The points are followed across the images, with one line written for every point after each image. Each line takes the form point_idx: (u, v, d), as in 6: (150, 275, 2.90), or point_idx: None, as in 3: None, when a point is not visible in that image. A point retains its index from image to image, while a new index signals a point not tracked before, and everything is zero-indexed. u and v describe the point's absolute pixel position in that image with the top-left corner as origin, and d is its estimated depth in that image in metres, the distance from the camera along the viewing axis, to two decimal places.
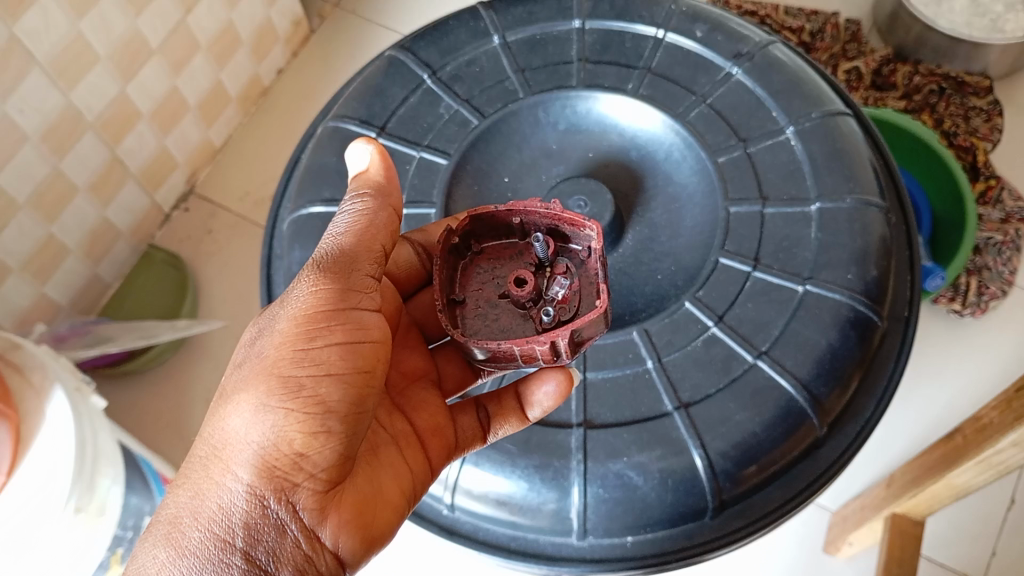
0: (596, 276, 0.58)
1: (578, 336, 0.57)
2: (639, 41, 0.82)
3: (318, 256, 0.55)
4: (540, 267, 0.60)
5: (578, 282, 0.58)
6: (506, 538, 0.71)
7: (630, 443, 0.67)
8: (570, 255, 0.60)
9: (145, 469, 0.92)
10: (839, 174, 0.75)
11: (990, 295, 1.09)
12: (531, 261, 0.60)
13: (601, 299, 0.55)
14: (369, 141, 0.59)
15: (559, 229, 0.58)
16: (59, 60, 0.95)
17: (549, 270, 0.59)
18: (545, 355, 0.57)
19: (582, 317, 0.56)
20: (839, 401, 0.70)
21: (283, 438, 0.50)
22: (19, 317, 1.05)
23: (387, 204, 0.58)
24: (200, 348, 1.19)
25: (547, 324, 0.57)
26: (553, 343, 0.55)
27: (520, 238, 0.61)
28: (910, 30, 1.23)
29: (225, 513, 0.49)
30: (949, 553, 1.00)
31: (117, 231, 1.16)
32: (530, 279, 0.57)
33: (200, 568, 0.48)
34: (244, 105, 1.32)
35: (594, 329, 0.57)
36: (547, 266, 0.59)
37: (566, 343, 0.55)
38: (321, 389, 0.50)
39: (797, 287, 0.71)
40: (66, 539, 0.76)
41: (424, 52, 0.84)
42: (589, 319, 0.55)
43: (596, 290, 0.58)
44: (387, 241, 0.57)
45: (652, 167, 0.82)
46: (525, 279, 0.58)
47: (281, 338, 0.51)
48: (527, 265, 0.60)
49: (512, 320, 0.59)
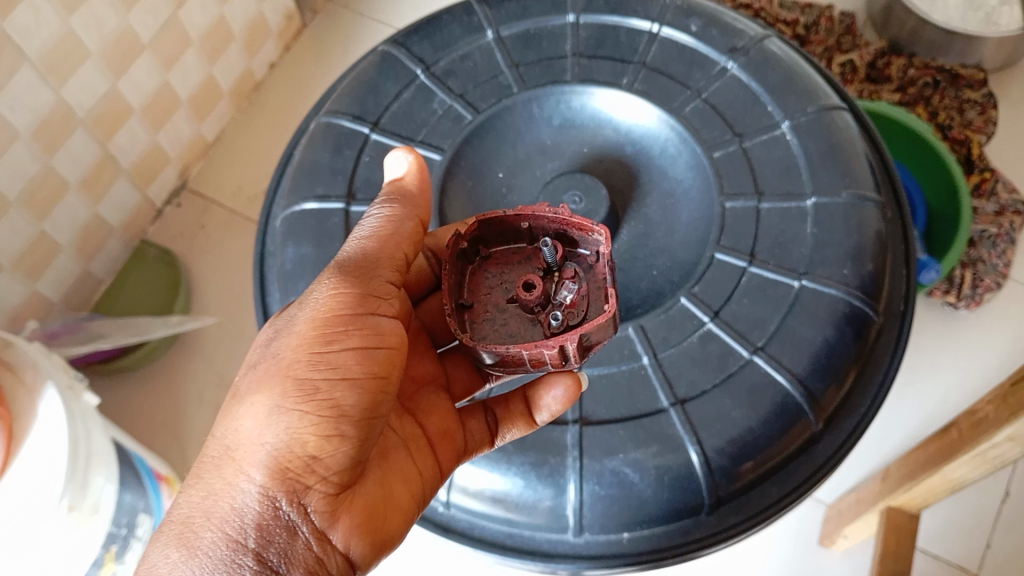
0: (605, 281, 0.58)
1: (587, 340, 0.56)
2: (633, 35, 0.82)
3: (340, 261, 0.55)
4: (548, 272, 0.59)
5: (590, 285, 0.58)
6: (503, 535, 0.70)
7: (626, 441, 0.67)
8: (578, 259, 0.59)
9: (140, 467, 0.94)
10: (834, 170, 0.74)
11: (985, 287, 1.09)
12: (540, 266, 0.59)
13: (609, 304, 0.55)
14: (409, 150, 0.60)
15: (566, 234, 0.58)
16: (49, 57, 0.94)
17: (558, 274, 0.58)
18: (553, 359, 0.56)
19: (590, 321, 0.55)
20: (835, 397, 0.70)
21: (300, 440, 0.49)
22: (11, 315, 1.04)
23: (414, 213, 0.58)
24: (193, 345, 1.18)
25: (556, 328, 0.56)
26: (561, 347, 0.55)
27: (528, 243, 0.60)
28: (905, 23, 1.22)
29: (241, 513, 0.49)
30: (945, 546, 1.01)
31: (109, 227, 1.15)
32: (539, 283, 0.56)
33: (212, 570, 0.47)
34: (236, 100, 1.31)
35: (603, 334, 0.56)
36: (555, 270, 0.58)
37: (575, 347, 0.55)
38: (336, 393, 0.50)
39: (792, 283, 0.71)
40: (61, 537, 0.76)
41: (418, 47, 0.84)
42: (599, 323, 0.54)
43: (605, 295, 0.57)
44: (409, 250, 0.58)
45: (647, 162, 0.82)
46: (533, 283, 0.56)
47: (298, 341, 0.51)
48: (535, 269, 0.60)
49: (521, 325, 0.59)
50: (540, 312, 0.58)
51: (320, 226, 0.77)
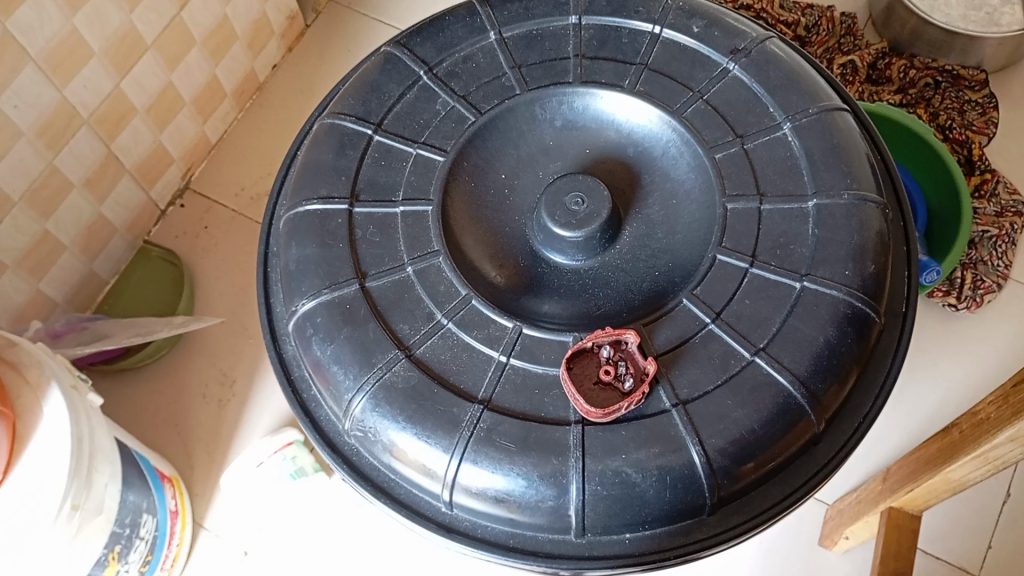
0: (585, 353, 0.69)
1: (595, 384, 0.68)
2: (635, 36, 0.82)
3: None
4: (624, 356, 0.68)
5: (596, 354, 0.69)
6: (505, 535, 0.70)
7: (629, 441, 0.66)
8: (613, 346, 0.68)
9: (143, 465, 0.97)
10: (836, 170, 0.74)
11: (985, 289, 1.10)
12: (620, 357, 0.68)
13: (591, 358, 0.69)
14: None
15: (619, 343, 0.69)
16: (53, 57, 0.94)
17: (619, 361, 0.68)
18: (600, 402, 0.67)
19: (588, 377, 0.68)
20: (836, 397, 0.70)
21: None
22: (15, 314, 1.04)
23: None
24: (197, 344, 1.19)
25: (603, 382, 0.68)
26: (608, 390, 0.67)
27: (622, 348, 0.68)
28: (906, 24, 1.23)
29: None
30: (944, 546, 1.02)
31: (113, 227, 1.15)
32: (623, 368, 0.68)
33: None
34: (239, 100, 1.32)
35: (586, 374, 0.68)
36: (622, 358, 0.68)
37: (602, 391, 0.67)
38: None
39: (794, 284, 0.71)
40: (55, 550, 0.77)
41: (421, 48, 0.83)
42: (588, 370, 0.68)
43: (579, 361, 0.68)
44: None
45: (649, 163, 0.83)
46: (623, 367, 0.68)
47: None
48: (623, 358, 0.68)
49: (609, 390, 0.67)
50: (614, 380, 0.67)
51: (323, 227, 0.76)
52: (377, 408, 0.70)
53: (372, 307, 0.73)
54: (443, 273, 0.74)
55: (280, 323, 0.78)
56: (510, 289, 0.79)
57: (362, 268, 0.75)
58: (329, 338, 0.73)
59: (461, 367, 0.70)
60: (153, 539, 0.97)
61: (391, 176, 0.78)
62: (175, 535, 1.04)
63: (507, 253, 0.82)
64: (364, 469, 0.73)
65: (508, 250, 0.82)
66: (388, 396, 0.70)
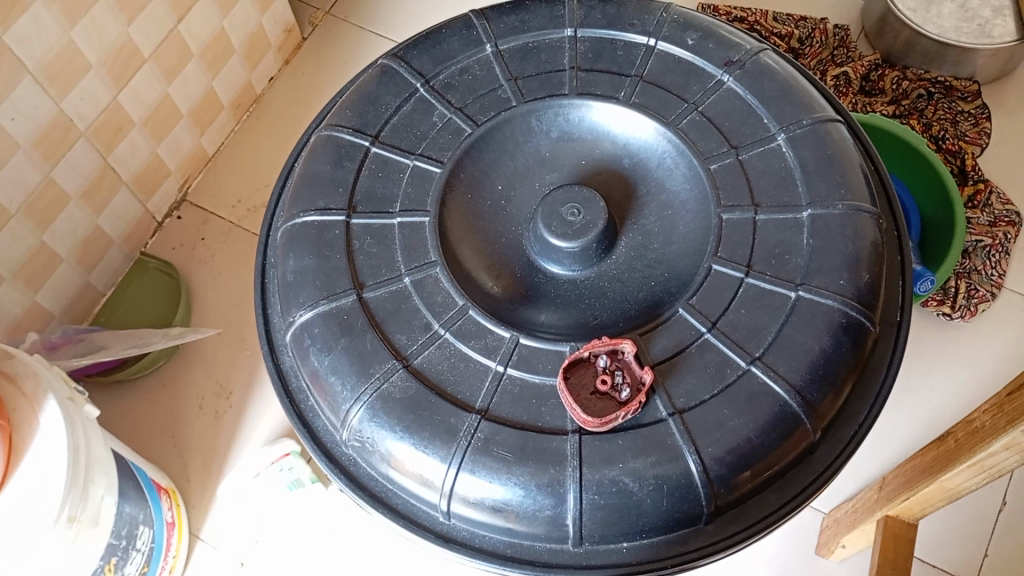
0: (583, 363, 0.69)
1: (593, 393, 0.68)
2: (631, 49, 0.83)
3: None
4: (622, 366, 0.68)
5: (595, 364, 0.69)
6: (503, 545, 0.70)
7: (626, 450, 0.67)
8: (610, 356, 0.69)
9: (139, 477, 0.97)
10: (830, 181, 0.75)
11: (979, 298, 1.11)
12: (618, 367, 0.68)
13: (589, 367, 0.69)
14: None
15: (617, 353, 0.69)
16: (50, 68, 0.94)
17: (617, 371, 0.68)
18: (598, 411, 0.67)
19: (587, 387, 0.68)
20: (832, 405, 0.71)
21: None
22: (11, 326, 1.04)
23: None
24: (194, 355, 1.19)
25: (601, 392, 0.68)
26: (606, 400, 0.67)
27: (620, 358, 0.69)
28: (899, 35, 1.24)
29: None
30: (941, 555, 1.02)
31: (110, 238, 1.16)
32: (621, 378, 0.68)
33: None
34: (237, 112, 1.32)
35: (584, 384, 0.68)
36: (620, 368, 0.68)
37: (600, 401, 0.67)
38: None
39: (789, 294, 0.71)
40: (53, 560, 0.77)
41: (417, 60, 0.84)
42: (587, 380, 0.68)
43: (577, 371, 0.68)
44: None
45: (645, 174, 0.84)
46: (621, 377, 0.68)
47: None
48: (621, 368, 0.68)
49: (607, 400, 0.67)
50: (613, 390, 0.68)
51: (321, 238, 0.77)
52: (375, 418, 0.70)
53: (370, 318, 0.73)
54: (440, 283, 0.74)
55: (278, 335, 0.79)
56: (507, 299, 0.79)
57: (360, 279, 0.75)
58: (327, 348, 0.73)
59: (459, 377, 0.71)
60: (149, 550, 0.97)
61: (388, 187, 0.78)
62: (172, 547, 1.03)
63: (504, 263, 0.82)
64: (362, 479, 0.73)
65: (504, 261, 0.82)
66: (386, 406, 0.70)
